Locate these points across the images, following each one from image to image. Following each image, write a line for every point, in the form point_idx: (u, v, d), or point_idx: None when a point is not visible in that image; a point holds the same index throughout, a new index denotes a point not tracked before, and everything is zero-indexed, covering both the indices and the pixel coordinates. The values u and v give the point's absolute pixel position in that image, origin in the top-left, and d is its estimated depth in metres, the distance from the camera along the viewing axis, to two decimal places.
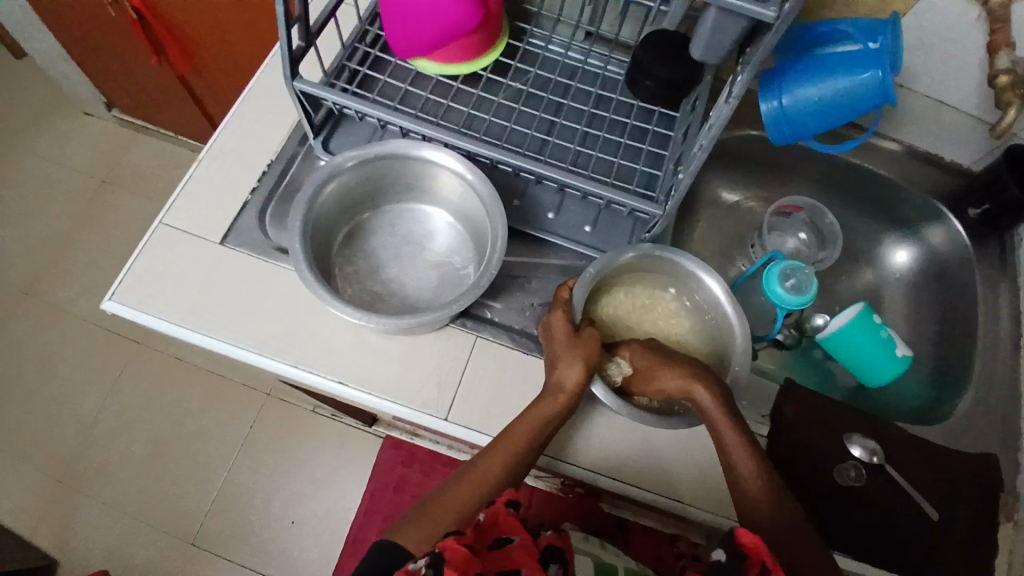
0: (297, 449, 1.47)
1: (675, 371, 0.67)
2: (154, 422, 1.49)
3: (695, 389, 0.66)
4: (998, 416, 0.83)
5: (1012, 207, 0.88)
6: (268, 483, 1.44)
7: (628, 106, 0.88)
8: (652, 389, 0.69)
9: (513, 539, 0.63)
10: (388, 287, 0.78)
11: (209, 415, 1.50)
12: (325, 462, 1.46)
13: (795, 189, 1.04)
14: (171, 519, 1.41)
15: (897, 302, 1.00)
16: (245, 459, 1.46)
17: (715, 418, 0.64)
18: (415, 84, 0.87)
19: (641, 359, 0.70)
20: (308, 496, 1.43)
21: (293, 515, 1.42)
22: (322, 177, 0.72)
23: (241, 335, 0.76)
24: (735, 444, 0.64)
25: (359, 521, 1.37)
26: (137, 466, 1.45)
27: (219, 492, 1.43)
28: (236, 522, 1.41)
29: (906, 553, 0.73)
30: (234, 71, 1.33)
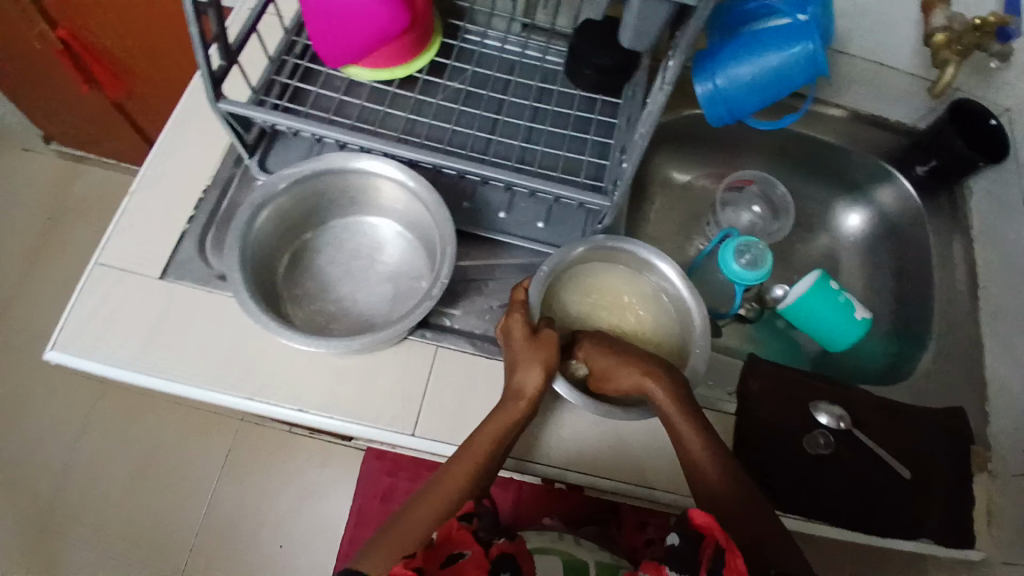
0: (281, 467, 1.41)
1: (625, 366, 0.67)
2: (121, 456, 1.40)
3: (622, 368, 0.67)
4: (964, 367, 0.84)
5: (959, 161, 0.89)
6: (255, 507, 1.37)
7: (571, 96, 0.86)
8: (608, 386, 0.69)
9: (467, 552, 0.61)
10: (341, 306, 0.76)
11: (183, 442, 1.42)
12: (310, 476, 1.40)
13: (745, 163, 1.05)
14: (148, 557, 1.32)
15: (854, 265, 1.01)
16: (224, 485, 1.39)
17: (670, 408, 0.64)
18: (350, 94, 0.84)
19: (595, 358, 0.69)
20: (297, 514, 1.37)
21: (281, 538, 1.35)
22: (259, 200, 0.70)
23: (192, 372, 0.72)
24: (692, 437, 0.64)
25: (349, 534, 1.29)
26: (111, 504, 1.36)
27: (204, 522, 1.35)
28: (225, 551, 1.34)
29: (881, 512, 0.74)
30: (166, 89, 1.27)
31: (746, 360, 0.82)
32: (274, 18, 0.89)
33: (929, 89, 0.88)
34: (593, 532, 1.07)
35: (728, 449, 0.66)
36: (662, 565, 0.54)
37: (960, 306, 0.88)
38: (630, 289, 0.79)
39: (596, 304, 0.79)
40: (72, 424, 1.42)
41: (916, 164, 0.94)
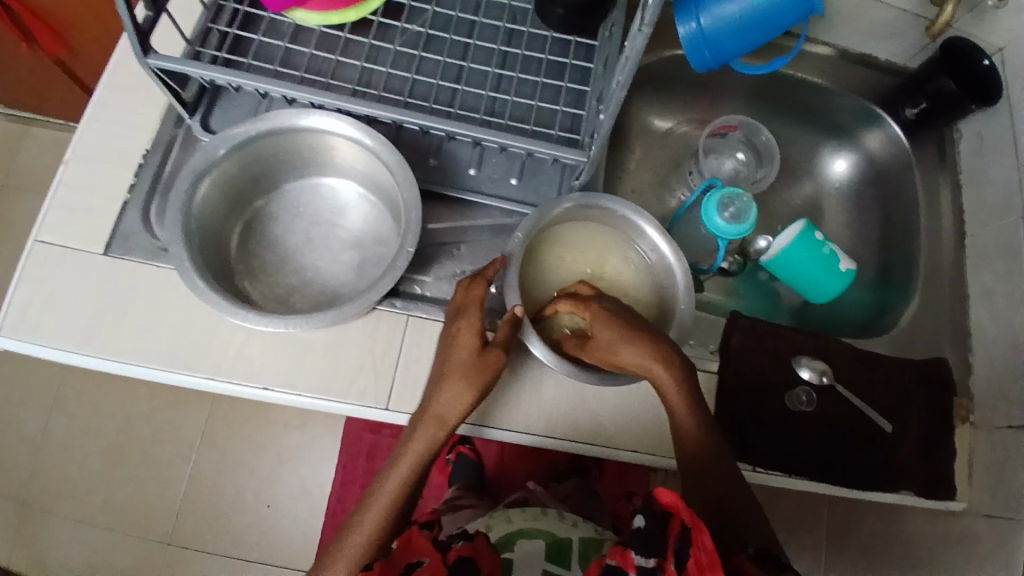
0: (259, 434, 1.33)
1: (635, 347, 0.62)
2: (93, 424, 1.31)
3: (620, 349, 0.62)
4: (948, 316, 0.83)
5: (948, 101, 0.85)
6: (237, 473, 1.31)
7: (542, 38, 0.79)
8: (608, 361, 0.64)
9: (422, 560, 0.60)
10: (303, 276, 0.71)
11: (159, 409, 1.33)
12: (293, 440, 1.33)
13: (727, 108, 0.99)
14: (133, 524, 1.26)
15: (838, 213, 0.98)
16: (206, 453, 1.31)
17: (673, 395, 0.62)
18: (297, 41, 0.76)
19: (602, 330, 0.63)
20: (281, 478, 1.31)
21: (267, 498, 1.30)
22: (201, 168, 0.64)
23: (150, 352, 0.68)
24: (686, 418, 0.62)
25: (337, 493, 1.28)
26: (79, 480, 1.29)
27: (187, 489, 1.29)
28: (208, 518, 1.28)
29: (860, 465, 0.73)
30: (96, 35, 1.12)
31: (727, 316, 0.80)
32: None
33: (928, 28, 0.83)
34: (576, 484, 1.04)
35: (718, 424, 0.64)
36: (628, 548, 0.53)
37: (946, 252, 0.85)
38: (608, 246, 0.75)
39: (574, 263, 0.75)
40: (38, 395, 1.33)
41: (904, 107, 0.90)
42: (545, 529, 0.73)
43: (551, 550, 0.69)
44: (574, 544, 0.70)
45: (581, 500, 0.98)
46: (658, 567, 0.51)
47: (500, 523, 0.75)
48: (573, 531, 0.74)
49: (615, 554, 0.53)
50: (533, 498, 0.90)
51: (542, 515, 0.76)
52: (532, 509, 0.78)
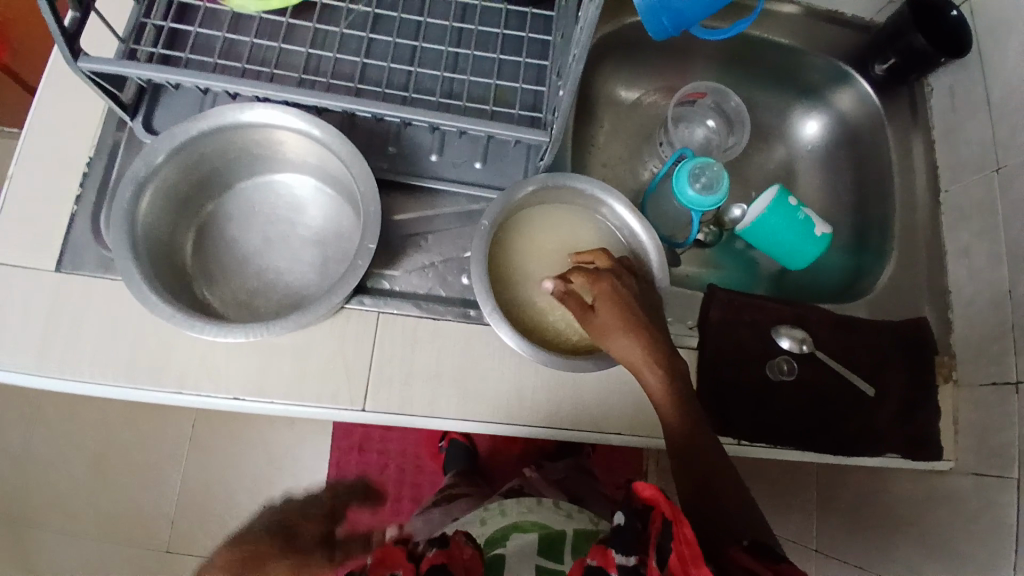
0: (248, 433, 1.27)
1: (631, 340, 0.61)
2: (75, 433, 1.25)
3: (614, 338, 0.61)
4: (925, 274, 0.82)
5: (918, 58, 0.84)
6: (227, 475, 1.25)
7: (497, 12, 0.75)
8: (598, 340, 0.62)
9: (394, 573, 0.58)
10: (264, 279, 0.68)
11: (142, 415, 1.27)
12: (284, 438, 1.27)
13: (695, 76, 0.97)
14: (122, 533, 1.21)
15: (812, 176, 0.97)
16: (194, 456, 1.25)
17: (658, 395, 0.61)
18: (238, 30, 0.72)
19: (604, 312, 0.62)
20: (272, 477, 1.25)
21: (263, 497, 1.24)
22: (141, 175, 0.61)
23: (111, 369, 0.64)
24: (670, 411, 0.61)
25: (331, 487, 1.25)
26: (57, 494, 1.22)
27: (178, 496, 1.23)
28: (204, 521, 1.22)
29: (844, 431, 0.73)
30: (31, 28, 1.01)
31: (705, 290, 0.78)
32: None
33: None
34: (568, 465, 1.04)
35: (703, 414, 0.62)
36: (608, 546, 0.52)
37: (921, 212, 0.85)
38: (579, 226, 0.73)
39: (545, 244, 0.72)
40: (14, 409, 1.26)
41: (874, 64, 0.89)
42: (538, 521, 0.72)
43: (543, 545, 0.67)
44: (567, 537, 0.69)
45: (577, 482, 0.98)
46: (640, 564, 0.50)
47: (495, 518, 0.75)
48: (566, 523, 0.73)
49: (597, 554, 0.52)
50: (528, 486, 0.89)
51: (536, 507, 0.76)
52: (527, 501, 0.78)
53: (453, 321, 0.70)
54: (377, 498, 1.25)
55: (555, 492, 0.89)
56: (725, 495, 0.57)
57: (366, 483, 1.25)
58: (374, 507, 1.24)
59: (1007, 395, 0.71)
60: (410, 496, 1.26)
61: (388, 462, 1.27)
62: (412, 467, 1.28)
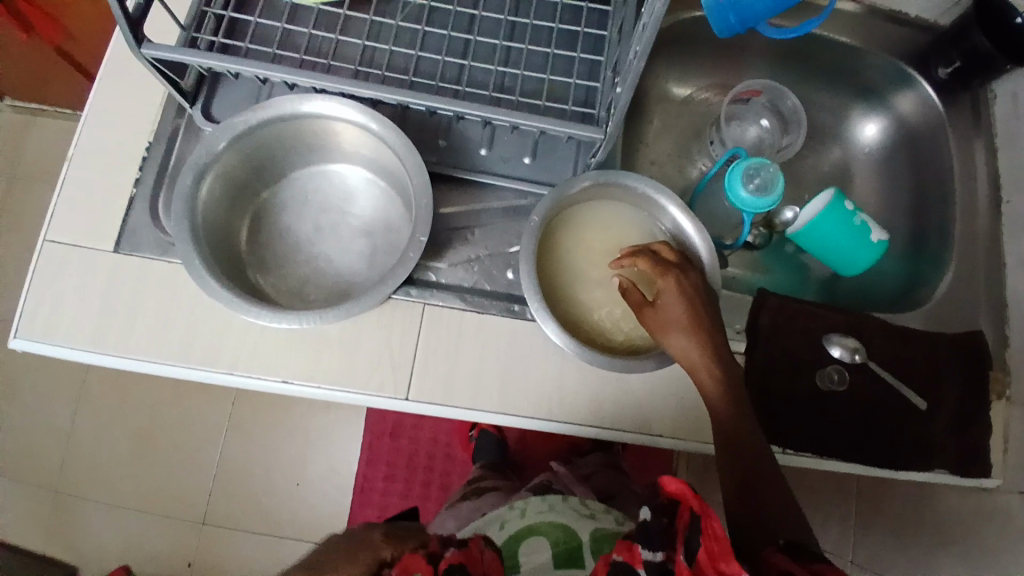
0: (286, 414, 1.30)
1: (692, 337, 0.61)
2: (125, 407, 1.30)
3: (675, 337, 0.61)
4: (984, 286, 0.79)
5: (982, 62, 0.80)
6: (265, 453, 1.28)
7: (551, 6, 0.75)
8: (655, 332, 0.63)
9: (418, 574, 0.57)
10: (314, 267, 0.69)
11: (187, 392, 1.31)
12: (320, 422, 1.29)
13: (748, 73, 0.95)
14: (164, 504, 1.25)
15: (867, 179, 0.94)
16: (234, 435, 1.29)
17: (710, 395, 0.61)
18: (295, 21, 0.74)
19: (668, 305, 0.62)
20: (308, 457, 1.28)
21: (298, 476, 1.27)
22: (202, 162, 0.63)
23: (166, 349, 0.67)
24: (724, 414, 0.60)
25: (364, 470, 1.26)
26: (105, 464, 1.27)
27: (217, 472, 1.27)
28: (241, 497, 1.26)
29: (894, 444, 0.71)
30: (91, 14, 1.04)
31: (753, 295, 0.77)
32: None
33: None
34: (602, 460, 1.04)
35: (755, 420, 0.61)
36: (635, 543, 0.52)
37: (982, 219, 0.82)
38: (630, 225, 0.72)
39: (595, 241, 0.72)
40: (69, 383, 1.31)
41: (937, 66, 0.85)
42: (556, 522, 0.73)
43: (559, 556, 0.68)
44: (585, 538, 0.69)
45: (608, 479, 0.97)
46: (668, 561, 0.49)
47: (514, 519, 0.75)
48: (587, 523, 0.73)
49: (622, 550, 0.52)
50: (557, 483, 0.88)
51: (558, 503, 0.75)
52: (551, 497, 0.77)
53: (497, 315, 0.70)
54: (407, 484, 1.25)
55: (585, 489, 0.87)
56: (768, 497, 0.55)
57: (396, 469, 1.26)
58: (403, 491, 1.24)
59: None
60: (440, 482, 1.25)
61: (419, 450, 1.27)
62: (443, 455, 1.27)
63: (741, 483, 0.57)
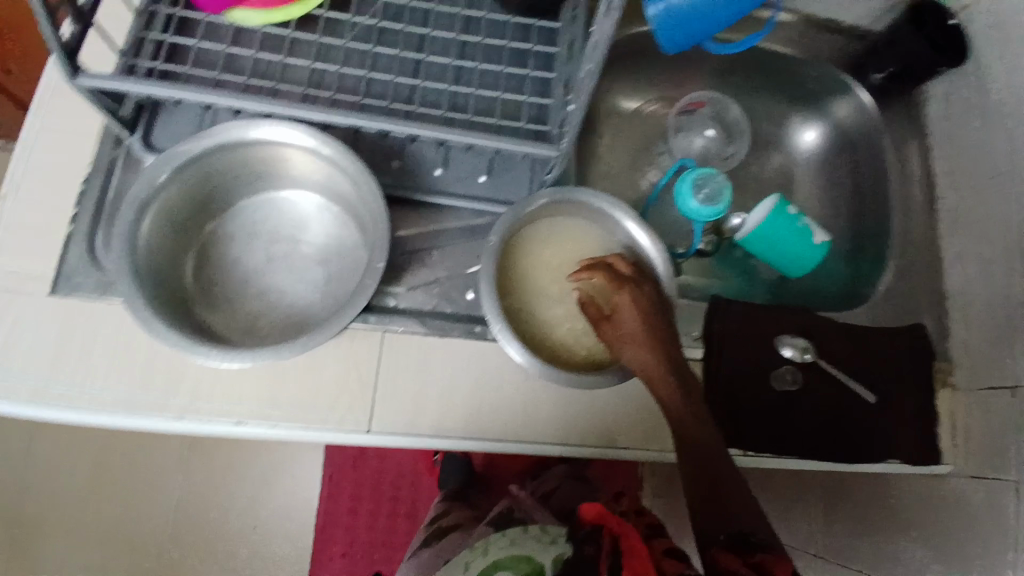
0: (243, 447, 1.25)
1: (649, 350, 0.62)
2: (66, 453, 1.21)
3: (634, 352, 0.62)
4: (922, 281, 0.84)
5: (913, 64, 0.86)
6: (222, 490, 1.23)
7: (501, 24, 0.75)
8: (614, 346, 0.64)
9: None
10: (268, 299, 0.67)
11: (134, 431, 1.24)
12: (280, 454, 1.25)
13: (693, 84, 0.97)
14: (115, 551, 1.19)
15: (809, 183, 0.98)
16: (188, 473, 1.23)
17: (669, 406, 0.62)
18: (239, 43, 0.71)
19: (625, 319, 0.64)
20: (269, 490, 1.23)
21: (258, 511, 1.22)
22: (143, 196, 0.60)
23: (113, 396, 0.63)
24: (686, 425, 0.61)
25: (325, 507, 1.23)
26: (46, 515, 1.19)
27: (172, 513, 1.21)
28: (199, 537, 1.21)
29: (848, 438, 0.74)
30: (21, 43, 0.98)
31: (709, 302, 0.79)
32: None
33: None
34: (564, 472, 1.05)
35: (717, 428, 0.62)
36: None
37: (918, 220, 0.87)
38: (588, 239, 0.73)
39: (553, 257, 0.72)
40: None
41: (872, 72, 0.91)
42: (518, 554, 0.71)
43: None
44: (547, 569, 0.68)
45: (569, 493, 0.98)
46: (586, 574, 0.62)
47: (478, 558, 0.73)
48: (548, 552, 0.71)
49: None
50: (518, 509, 0.88)
51: (519, 537, 0.75)
52: (511, 531, 0.76)
53: (461, 338, 0.69)
54: (372, 516, 1.22)
55: (546, 513, 0.87)
56: (731, 505, 0.56)
57: (360, 500, 1.23)
58: (368, 523, 1.22)
59: (1009, 399, 0.72)
60: (406, 511, 1.23)
61: (382, 478, 1.24)
62: (409, 482, 1.25)
63: (707, 491, 0.58)
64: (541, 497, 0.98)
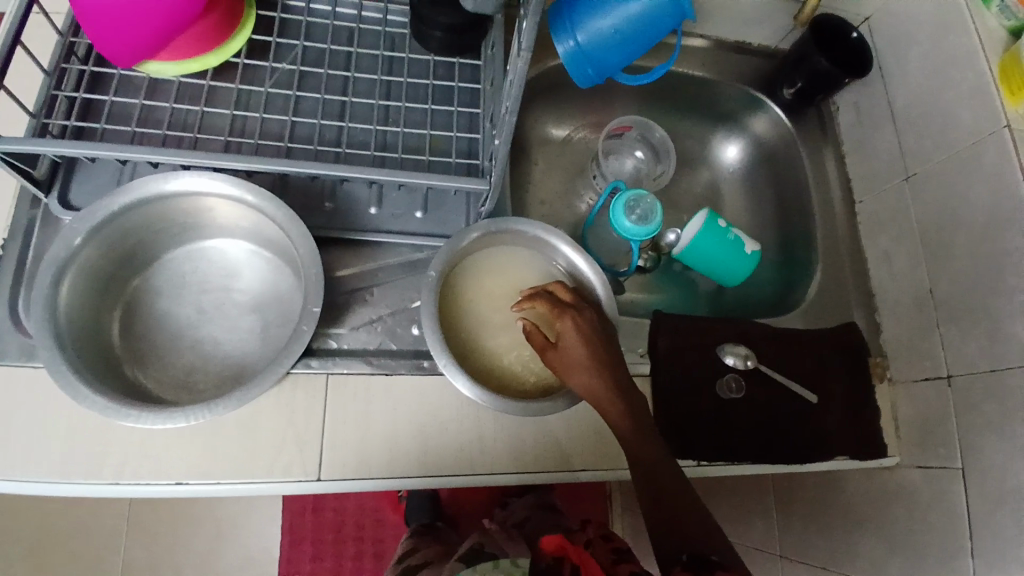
0: (195, 508, 1.19)
1: (595, 373, 0.62)
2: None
3: (580, 377, 0.63)
4: (850, 281, 0.88)
5: (822, 79, 0.89)
6: (174, 556, 1.16)
7: (425, 63, 0.77)
8: (561, 373, 0.64)
9: None
10: (201, 353, 0.65)
11: (73, 504, 1.16)
12: (234, 510, 1.19)
13: (619, 109, 1.01)
14: None
15: (737, 196, 1.02)
16: (136, 541, 1.16)
17: (620, 426, 0.62)
18: (156, 95, 0.70)
19: (569, 345, 0.64)
20: (225, 551, 1.17)
21: (214, 574, 1.16)
22: (61, 259, 0.58)
23: (41, 467, 0.59)
24: (637, 443, 0.62)
25: (287, 555, 1.18)
26: None
27: None
28: None
29: (796, 438, 0.76)
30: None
31: (651, 317, 0.80)
32: (45, 26, 0.73)
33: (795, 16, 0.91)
34: (532, 501, 1.05)
35: (666, 442, 0.63)
36: None
37: (840, 223, 0.91)
38: (527, 267, 0.74)
39: (494, 287, 0.72)
40: None
41: (781, 88, 0.94)
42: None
43: None
44: None
45: (540, 523, 0.97)
46: None
47: None
48: None
49: None
50: (489, 544, 0.86)
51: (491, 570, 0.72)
52: (483, 568, 0.72)
53: (407, 375, 0.68)
54: (338, 559, 1.18)
55: (518, 547, 0.87)
56: (686, 524, 0.57)
57: (323, 544, 1.18)
58: (334, 568, 1.17)
59: (942, 388, 0.76)
60: (373, 551, 1.20)
61: (345, 520, 1.20)
62: (372, 521, 1.21)
63: (664, 508, 0.59)
64: (513, 527, 0.97)
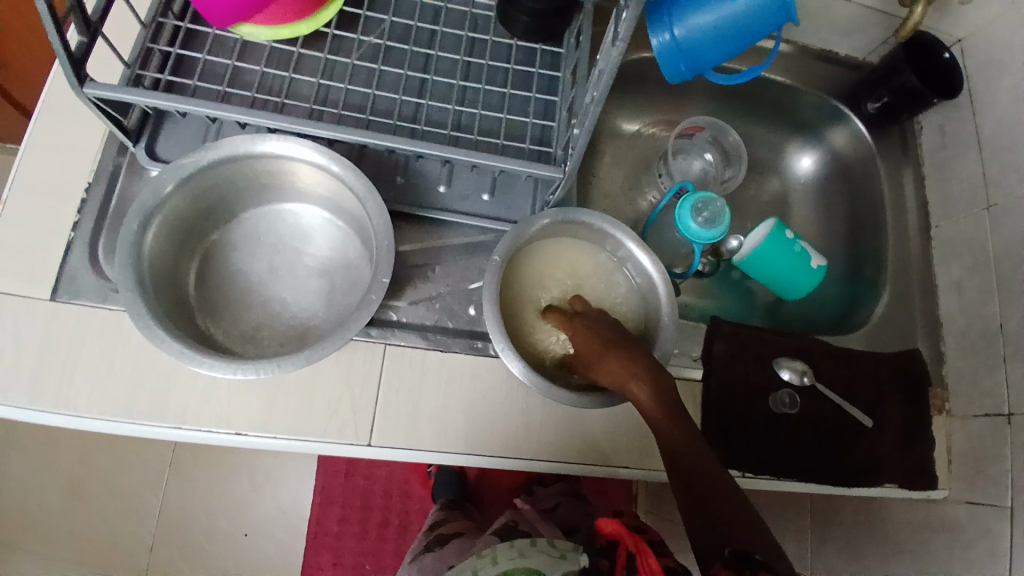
0: (234, 457, 1.23)
1: (611, 360, 0.61)
2: (52, 460, 1.19)
3: (603, 363, 0.61)
4: (916, 306, 0.85)
5: (911, 97, 0.86)
6: (210, 499, 1.21)
7: (506, 47, 0.77)
8: (591, 374, 0.63)
9: None
10: (269, 310, 0.67)
11: (121, 440, 1.22)
12: (271, 464, 1.24)
13: (692, 109, 0.99)
14: (101, 559, 1.16)
15: (806, 208, 1.00)
16: (177, 481, 1.21)
17: (653, 413, 0.59)
18: (246, 58, 0.73)
19: (582, 343, 0.64)
20: (258, 501, 1.22)
21: (245, 524, 1.20)
22: (148, 207, 0.60)
23: (106, 404, 0.62)
24: (671, 434, 0.59)
25: (316, 514, 1.21)
26: (33, 520, 1.17)
27: (159, 521, 1.19)
28: (187, 549, 1.19)
29: (843, 461, 0.74)
30: (27, 50, 0.97)
31: (708, 323, 0.79)
32: None
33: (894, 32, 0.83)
34: (562, 490, 1.06)
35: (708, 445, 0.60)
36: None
37: (913, 246, 0.88)
38: (585, 259, 0.74)
39: (550, 279, 0.73)
40: None
41: (867, 102, 0.92)
42: (530, 567, 0.68)
43: None
44: None
45: (570, 512, 0.99)
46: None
47: (485, 565, 0.70)
48: (556, 564, 0.70)
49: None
50: (522, 522, 0.88)
51: (528, 549, 0.72)
52: (519, 543, 0.73)
53: (461, 353, 0.69)
54: (364, 525, 1.21)
55: (549, 526, 0.88)
56: (737, 526, 0.55)
57: (352, 509, 1.22)
58: (359, 533, 1.21)
59: (999, 427, 0.73)
60: (397, 522, 1.23)
61: (374, 488, 1.24)
62: (401, 492, 1.24)
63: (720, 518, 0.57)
64: (545, 510, 0.99)
